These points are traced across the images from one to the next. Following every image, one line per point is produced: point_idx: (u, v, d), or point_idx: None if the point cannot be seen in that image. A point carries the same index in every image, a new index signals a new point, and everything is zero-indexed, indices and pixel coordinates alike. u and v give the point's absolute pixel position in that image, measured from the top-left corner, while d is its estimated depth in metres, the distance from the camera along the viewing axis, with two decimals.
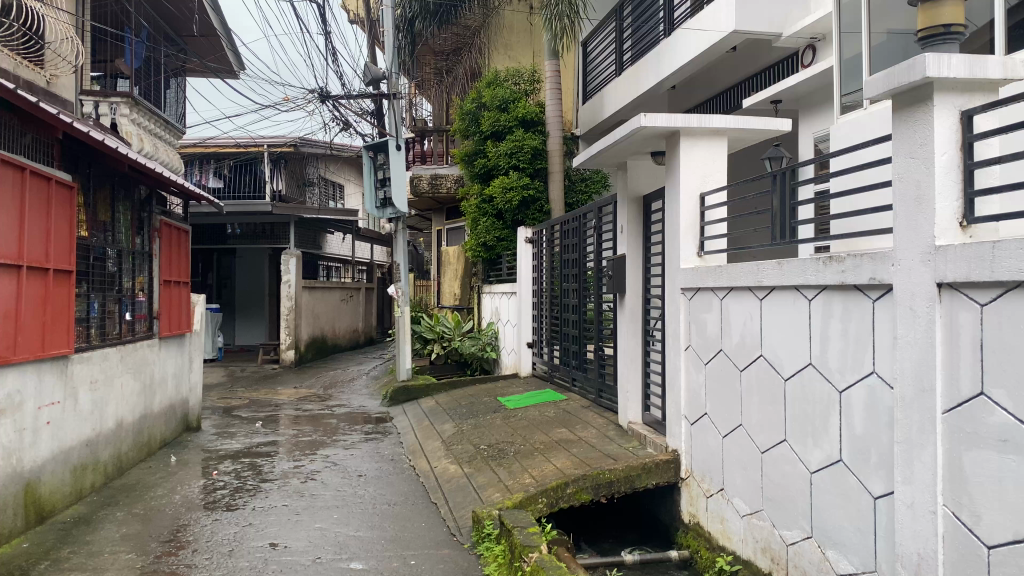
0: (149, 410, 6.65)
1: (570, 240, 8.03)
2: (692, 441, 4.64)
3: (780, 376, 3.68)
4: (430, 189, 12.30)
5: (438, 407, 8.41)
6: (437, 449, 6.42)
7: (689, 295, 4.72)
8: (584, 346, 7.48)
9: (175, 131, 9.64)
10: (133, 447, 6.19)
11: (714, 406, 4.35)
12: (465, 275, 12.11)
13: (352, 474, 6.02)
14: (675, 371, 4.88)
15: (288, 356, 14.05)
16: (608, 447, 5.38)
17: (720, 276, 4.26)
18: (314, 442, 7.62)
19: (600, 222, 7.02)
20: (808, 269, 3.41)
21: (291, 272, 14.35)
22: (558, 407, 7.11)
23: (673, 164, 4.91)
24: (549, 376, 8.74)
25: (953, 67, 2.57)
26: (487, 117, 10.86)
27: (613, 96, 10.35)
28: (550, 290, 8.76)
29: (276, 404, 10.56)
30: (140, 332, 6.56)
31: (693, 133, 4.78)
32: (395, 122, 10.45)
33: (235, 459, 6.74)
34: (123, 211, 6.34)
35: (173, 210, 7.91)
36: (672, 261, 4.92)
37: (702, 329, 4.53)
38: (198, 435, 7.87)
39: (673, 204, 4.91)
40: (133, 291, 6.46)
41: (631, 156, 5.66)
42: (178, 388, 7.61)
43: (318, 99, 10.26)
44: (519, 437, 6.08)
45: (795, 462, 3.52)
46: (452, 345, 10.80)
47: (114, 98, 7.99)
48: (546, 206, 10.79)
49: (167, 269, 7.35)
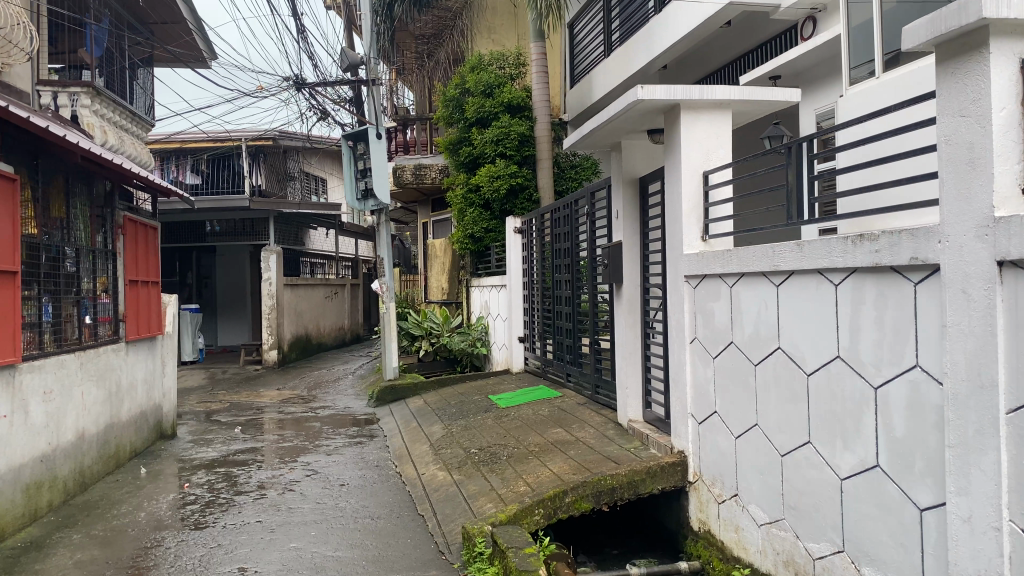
0: (116, 419, 6.21)
1: (561, 229, 7.64)
2: (700, 441, 4.27)
3: (801, 372, 3.30)
4: (414, 180, 11.87)
5: (426, 407, 8.02)
6: (425, 453, 6.02)
7: (694, 283, 4.34)
8: (578, 340, 7.11)
9: (143, 124, 9.16)
10: (98, 461, 5.76)
11: (725, 404, 3.98)
12: (453, 268, 11.71)
13: (334, 484, 5.62)
14: (680, 366, 4.49)
15: (272, 356, 13.60)
16: (609, 448, 5.00)
17: (729, 261, 3.87)
18: (296, 447, 7.21)
19: (592, 207, 6.64)
20: (834, 250, 3.03)
21: (273, 269, 13.89)
22: (553, 404, 6.72)
23: (673, 141, 4.51)
24: (543, 372, 8.36)
25: (1015, 7, 2.18)
26: (471, 103, 10.46)
27: (602, 78, 9.96)
28: (541, 282, 8.37)
29: (258, 407, 10.14)
30: (104, 336, 6.12)
31: (694, 107, 4.39)
32: (375, 109, 10.03)
33: (211, 468, 6.32)
34: (80, 207, 5.88)
35: (142, 206, 7.46)
36: (674, 246, 4.53)
37: (710, 320, 4.14)
38: (173, 443, 7.45)
39: (673, 184, 4.52)
40: (95, 293, 6.02)
41: (626, 135, 5.26)
42: (150, 394, 7.18)
43: (294, 87, 9.82)
44: (512, 438, 5.70)
45: (821, 466, 3.15)
46: (440, 340, 10.40)
47: (73, 88, 7.50)
48: (535, 194, 10.38)
49: (134, 269, 6.90)
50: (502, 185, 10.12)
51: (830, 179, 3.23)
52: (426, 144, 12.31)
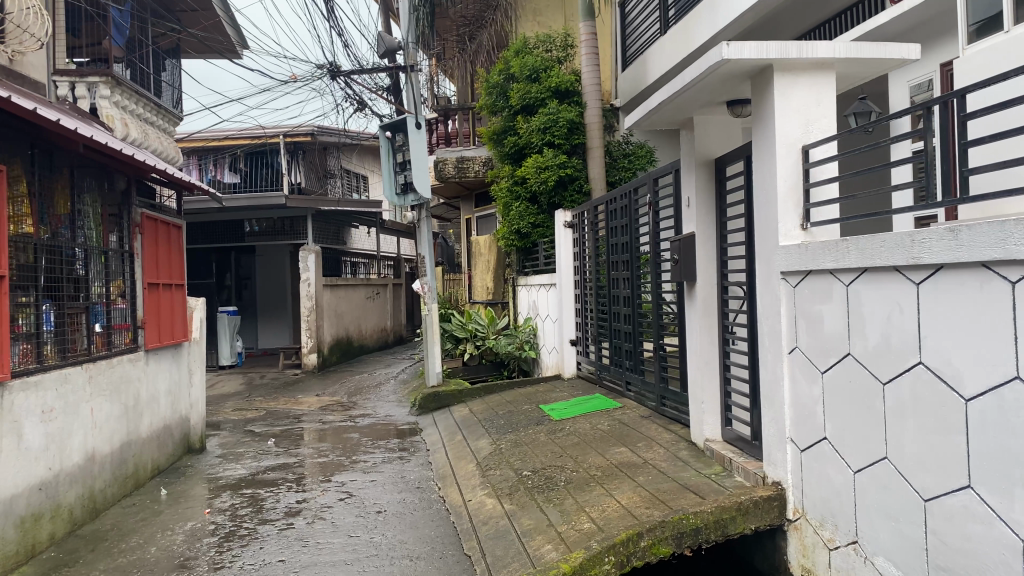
0: (134, 435, 5.68)
1: (618, 221, 6.92)
2: (804, 472, 3.53)
3: (955, 395, 2.54)
4: (456, 174, 11.24)
5: (472, 418, 7.36)
6: (471, 474, 5.36)
7: (793, 280, 3.58)
8: (639, 344, 6.39)
9: (170, 117, 8.69)
10: (112, 483, 5.23)
11: (839, 430, 3.23)
12: (499, 266, 11.05)
13: (369, 511, 4.99)
14: (775, 380, 3.74)
15: (311, 360, 13.12)
16: (686, 476, 4.30)
17: (845, 255, 3.13)
18: (333, 463, 6.61)
19: (656, 195, 5.90)
20: (1009, 236, 2.27)
21: (311, 269, 13.38)
22: (613, 418, 6.01)
23: (765, 109, 3.76)
24: (598, 378, 7.65)
25: None
26: (516, 89, 9.79)
27: (658, 58, 9.19)
28: (595, 280, 7.66)
29: (295, 415, 9.60)
30: (119, 345, 5.61)
31: (791, 68, 3.65)
32: (414, 98, 9.41)
33: (237, 489, 5.75)
34: (89, 204, 5.36)
35: (165, 203, 6.94)
36: (766, 237, 3.79)
37: (817, 327, 3.39)
38: (200, 458, 6.92)
39: (765, 162, 3.78)
40: (109, 298, 5.49)
41: (700, 109, 4.53)
42: (175, 406, 6.65)
43: (328, 76, 9.25)
44: (570, 459, 5.01)
45: (989, 521, 2.39)
46: (486, 344, 9.74)
47: (91, 77, 6.97)
48: (586, 185, 9.60)
49: (155, 270, 6.37)
50: (550, 177, 9.39)
51: (980, 145, 2.46)
52: (469, 135, 11.62)
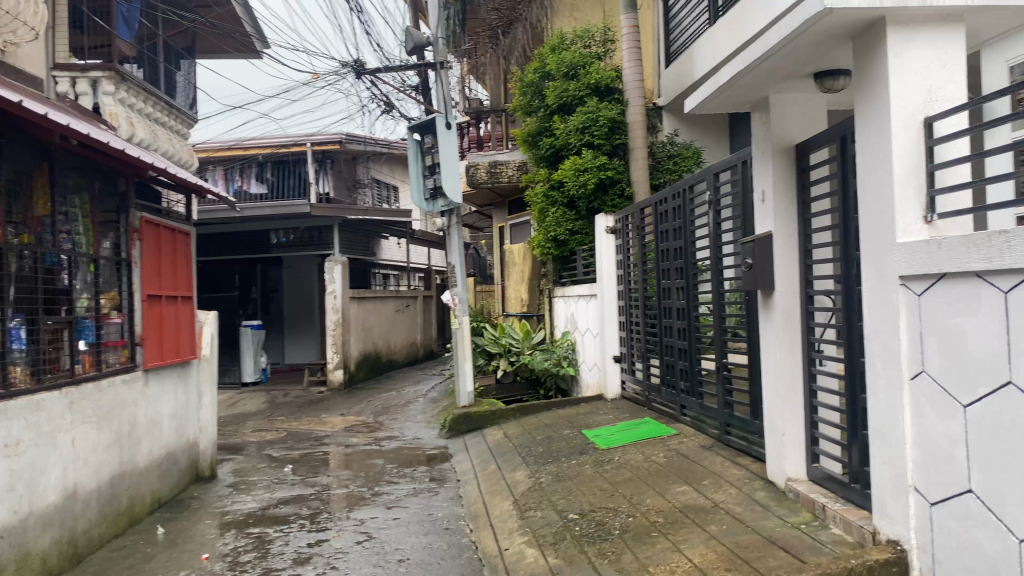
0: (128, 466, 5.05)
1: (669, 224, 6.17)
2: (935, 532, 2.75)
3: None
4: (489, 180, 10.58)
5: (506, 444, 6.65)
6: (508, 515, 4.64)
7: (919, 288, 2.82)
8: (696, 362, 5.64)
9: (184, 118, 8.15)
10: (100, 522, 4.61)
11: (993, 482, 2.45)
12: (534, 277, 10.33)
13: (389, 559, 4.28)
14: (892, 412, 2.96)
15: (337, 377, 12.50)
16: (768, 527, 3.56)
17: (1004, 252, 2.36)
18: (353, 494, 5.94)
19: (716, 193, 5.15)
20: None
21: (338, 282, 12.78)
22: (670, 448, 5.25)
23: (874, 75, 3.03)
24: (646, 400, 6.90)
25: None
26: (553, 87, 9.11)
27: (705, 51, 8.44)
28: (642, 291, 6.92)
29: (318, 437, 8.97)
30: (113, 364, 5.02)
31: (909, 20, 2.90)
32: (444, 96, 8.73)
33: (244, 527, 5.09)
34: (77, 208, 4.77)
35: (172, 209, 6.34)
36: (877, 233, 3.03)
37: (956, 346, 2.63)
38: (209, 487, 6.30)
39: (873, 142, 3.04)
40: (99, 311, 4.90)
41: (781, 82, 3.79)
42: (180, 431, 6.04)
43: (353, 74, 8.63)
44: (625, 499, 4.29)
45: None
46: (521, 360, 9.01)
47: (93, 72, 6.45)
48: (628, 188, 8.82)
49: (157, 281, 5.77)
50: (589, 180, 8.64)
51: None
52: (501, 139, 10.93)
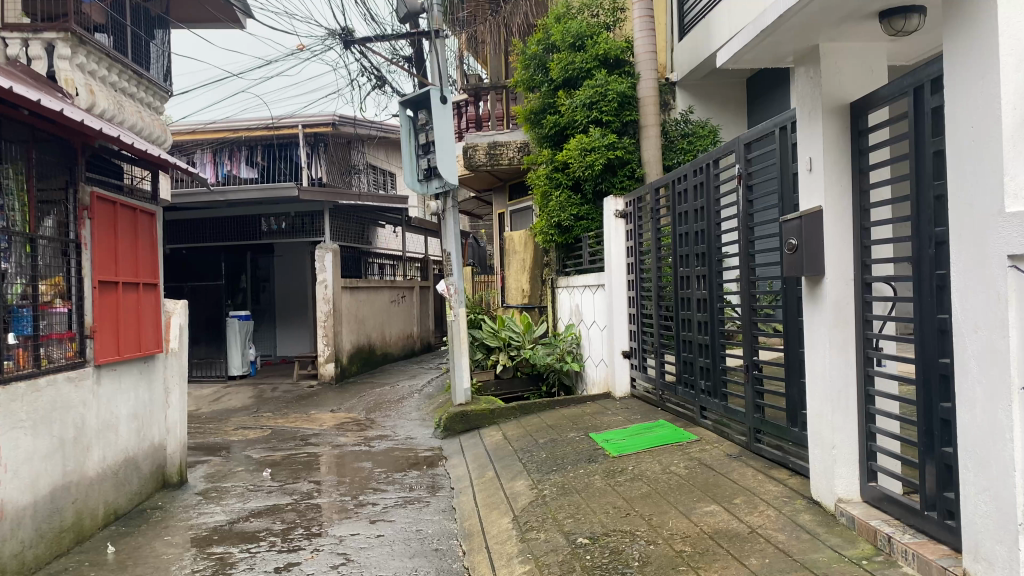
0: (74, 475, 4.42)
1: (689, 205, 5.53)
2: None
3: None
4: (488, 161, 9.85)
5: (505, 448, 6.03)
6: (506, 536, 4.02)
7: None
8: (720, 359, 5.00)
9: (157, 89, 7.54)
10: (36, 542, 4.00)
11: None
12: (536, 265, 9.71)
13: None
14: (995, 429, 2.33)
15: (328, 370, 11.91)
16: (821, 561, 2.93)
17: None
18: (335, 505, 5.32)
19: (746, 166, 4.48)
20: None
21: (329, 270, 12.12)
22: (691, 457, 4.63)
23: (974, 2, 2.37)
24: (660, 399, 6.28)
25: None
26: (558, 59, 8.47)
27: (722, 20, 7.80)
28: (657, 281, 6.28)
29: (304, 436, 8.34)
30: (57, 359, 4.40)
31: None
32: (439, 67, 8.07)
33: (206, 546, 4.47)
34: (11, 180, 4.12)
35: (135, 185, 5.69)
36: (978, 201, 2.38)
37: None
38: (176, 495, 5.69)
39: (973, 87, 2.39)
40: (38, 299, 4.27)
41: (837, 24, 3.14)
42: (141, 433, 5.42)
43: (340, 44, 7.98)
44: (644, 520, 3.67)
45: None
46: (522, 353, 8.37)
47: (47, 33, 5.83)
48: (638, 169, 8.17)
49: (113, 265, 5.13)
50: (597, 160, 7.98)
51: None
52: (502, 117, 10.27)
